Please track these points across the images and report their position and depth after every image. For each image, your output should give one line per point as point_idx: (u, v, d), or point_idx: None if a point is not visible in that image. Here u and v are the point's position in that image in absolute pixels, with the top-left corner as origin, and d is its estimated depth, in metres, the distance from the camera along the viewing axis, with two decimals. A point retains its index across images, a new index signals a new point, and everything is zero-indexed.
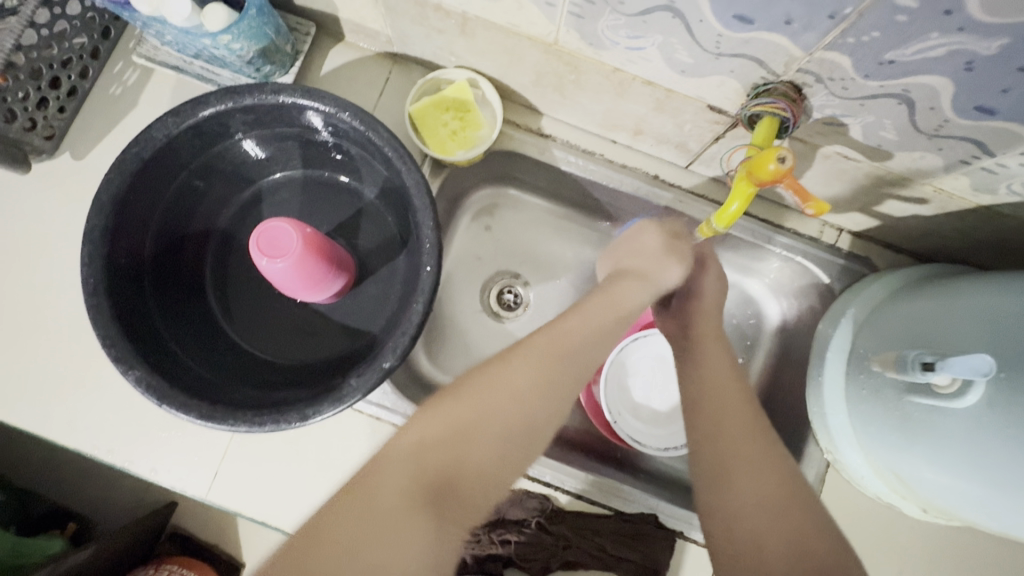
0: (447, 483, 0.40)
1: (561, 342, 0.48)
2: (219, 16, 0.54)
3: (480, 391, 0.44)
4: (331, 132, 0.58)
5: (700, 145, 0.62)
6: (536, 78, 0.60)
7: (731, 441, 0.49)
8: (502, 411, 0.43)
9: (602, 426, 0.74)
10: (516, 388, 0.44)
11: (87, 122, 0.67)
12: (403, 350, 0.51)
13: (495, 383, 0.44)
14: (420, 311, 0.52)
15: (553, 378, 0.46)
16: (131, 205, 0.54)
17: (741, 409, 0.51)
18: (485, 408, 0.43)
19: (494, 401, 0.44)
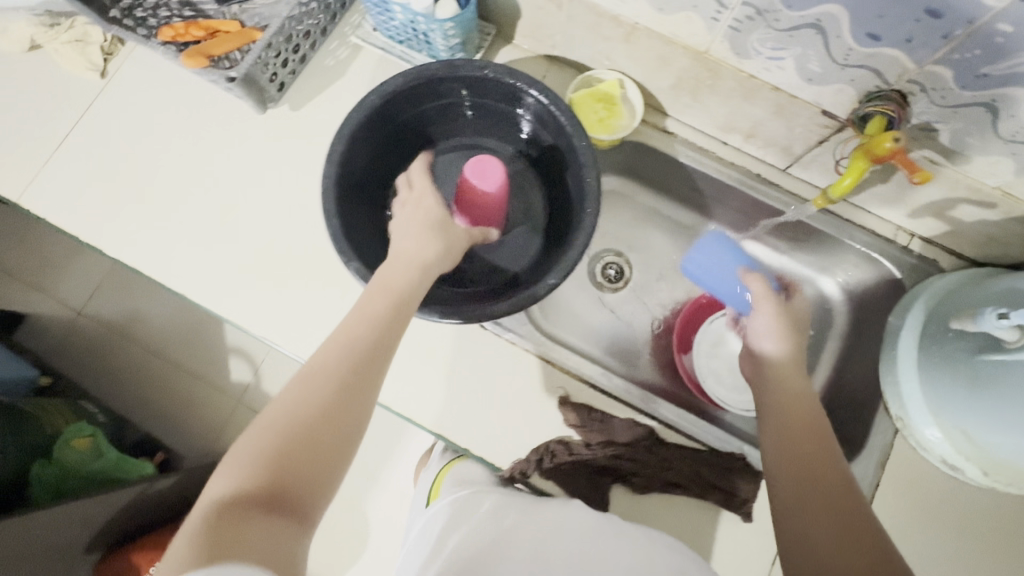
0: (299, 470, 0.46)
1: (348, 340, 0.54)
2: (449, 6, 0.71)
3: (303, 394, 0.50)
4: (515, 103, 0.73)
5: (803, 148, 0.76)
6: (676, 82, 0.76)
7: (800, 451, 0.57)
8: (315, 401, 0.50)
9: (692, 386, 0.86)
10: (315, 398, 0.50)
11: (306, 83, 0.83)
12: (566, 269, 0.64)
13: (328, 381, 0.51)
14: (582, 244, 0.65)
15: (352, 364, 0.53)
16: (358, 138, 0.69)
17: (806, 424, 0.59)
18: (322, 402, 0.50)
19: (333, 389, 0.51)
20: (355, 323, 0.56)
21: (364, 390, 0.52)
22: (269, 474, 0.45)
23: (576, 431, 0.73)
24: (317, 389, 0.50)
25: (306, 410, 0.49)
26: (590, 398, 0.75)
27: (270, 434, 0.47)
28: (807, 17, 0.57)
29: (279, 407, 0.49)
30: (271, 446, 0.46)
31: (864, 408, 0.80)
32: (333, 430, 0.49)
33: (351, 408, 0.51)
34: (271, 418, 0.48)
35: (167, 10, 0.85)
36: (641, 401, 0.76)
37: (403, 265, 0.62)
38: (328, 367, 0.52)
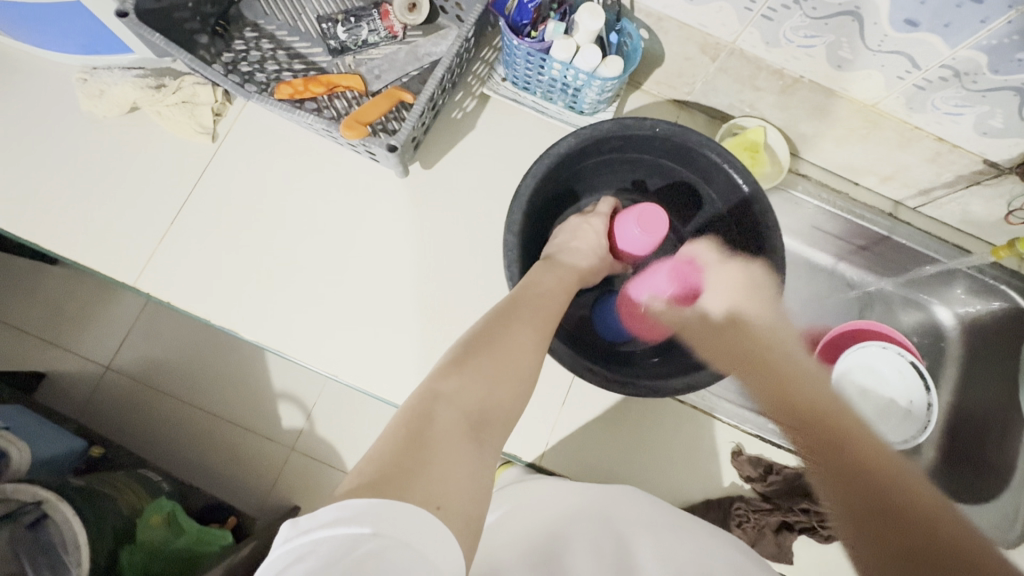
0: (484, 420, 0.47)
1: (534, 301, 0.58)
2: (616, 64, 0.68)
3: (487, 353, 0.51)
4: (678, 159, 0.71)
5: (944, 190, 0.78)
6: (823, 129, 0.76)
7: (828, 451, 0.62)
8: (511, 345, 0.52)
9: None
10: (511, 342, 0.53)
11: (435, 138, 0.79)
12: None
13: (511, 346, 0.52)
14: None
15: (539, 323, 0.56)
16: (531, 203, 0.66)
17: (836, 421, 0.67)
18: (503, 364, 0.51)
19: (516, 359, 0.52)
20: (532, 303, 0.57)
21: (536, 366, 0.53)
22: (463, 417, 0.46)
23: (754, 484, 0.74)
24: (501, 355, 0.51)
25: (485, 365, 0.50)
26: (758, 449, 0.76)
27: (459, 369, 0.49)
28: (1012, 81, 0.58)
29: (468, 360, 0.50)
30: (458, 389, 0.47)
31: (1001, 432, 0.84)
32: (509, 396, 0.50)
33: (525, 385, 0.52)
34: (460, 365, 0.49)
35: (274, 63, 0.79)
36: None
37: (562, 272, 0.65)
38: (510, 336, 0.53)
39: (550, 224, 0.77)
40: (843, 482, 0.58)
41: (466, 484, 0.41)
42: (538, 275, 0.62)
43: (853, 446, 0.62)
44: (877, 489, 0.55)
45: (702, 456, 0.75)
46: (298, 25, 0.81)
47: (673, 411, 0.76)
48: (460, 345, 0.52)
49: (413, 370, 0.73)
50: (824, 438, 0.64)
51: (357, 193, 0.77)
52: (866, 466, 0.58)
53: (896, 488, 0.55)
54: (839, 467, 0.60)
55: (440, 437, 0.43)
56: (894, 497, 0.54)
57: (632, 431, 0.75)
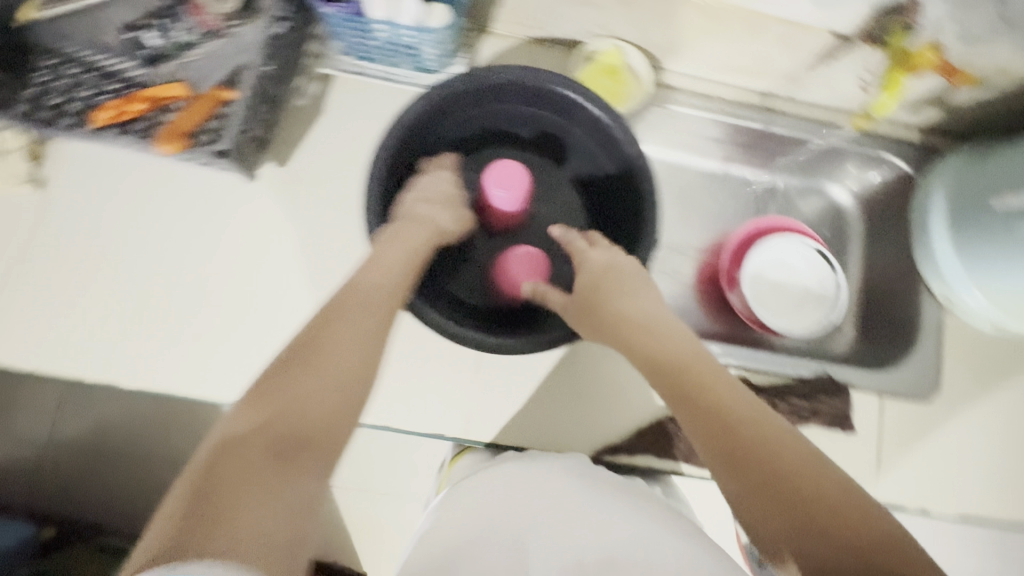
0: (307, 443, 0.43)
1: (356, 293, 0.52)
2: (440, 13, 0.64)
3: (304, 365, 0.46)
4: (535, 102, 0.69)
5: (806, 72, 0.77)
6: (675, 35, 0.74)
7: (744, 465, 0.45)
8: (329, 350, 0.47)
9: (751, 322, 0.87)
10: (329, 346, 0.47)
11: (284, 132, 0.74)
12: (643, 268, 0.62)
13: (329, 350, 0.47)
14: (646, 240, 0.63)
15: (365, 313, 0.51)
16: (390, 177, 0.63)
17: (686, 365, 0.53)
18: (322, 373, 0.46)
19: (334, 360, 0.47)
20: (352, 295, 0.52)
21: (360, 362, 0.48)
22: (274, 445, 0.41)
23: None
24: (318, 365, 0.46)
25: (296, 380, 0.45)
26: None
27: (264, 394, 0.44)
28: None
29: (278, 376, 0.45)
30: (276, 416, 0.43)
31: (906, 294, 0.87)
32: (332, 404, 0.45)
33: (354, 388, 0.47)
34: (264, 389, 0.44)
35: (86, 87, 0.71)
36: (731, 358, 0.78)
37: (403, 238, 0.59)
38: (331, 340, 0.48)
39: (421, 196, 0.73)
40: (771, 505, 0.43)
41: (277, 514, 0.38)
42: (378, 250, 0.57)
43: (746, 462, 0.45)
44: (826, 515, 0.42)
45: (626, 389, 0.76)
46: (102, 39, 0.72)
47: (586, 352, 0.76)
48: (275, 362, 0.47)
49: None
50: (714, 432, 0.47)
51: (213, 206, 0.72)
52: (789, 480, 0.44)
53: (846, 500, 0.43)
54: (766, 474, 0.44)
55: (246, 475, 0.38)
56: (837, 533, 0.41)
57: (549, 380, 0.75)
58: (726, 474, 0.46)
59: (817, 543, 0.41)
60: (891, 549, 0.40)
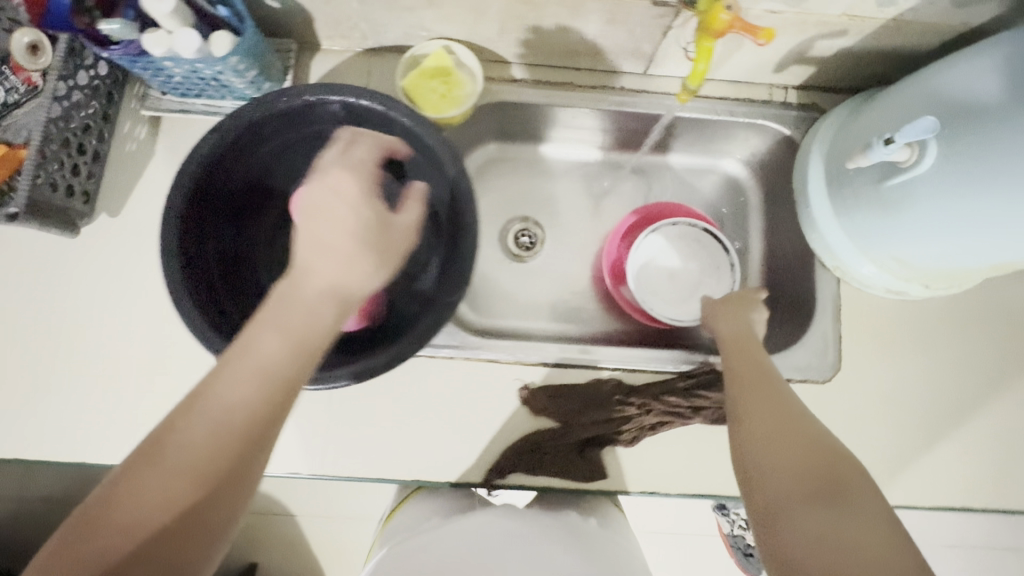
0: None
1: (262, 362, 0.45)
2: (224, 41, 0.61)
3: (138, 490, 0.40)
4: (349, 118, 0.66)
5: (652, 46, 0.72)
6: (501, 27, 0.70)
7: (785, 438, 0.51)
8: (246, 397, 0.44)
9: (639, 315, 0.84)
10: (216, 408, 0.43)
11: (116, 181, 0.73)
12: (464, 281, 0.59)
13: (171, 474, 0.41)
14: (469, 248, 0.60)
15: (245, 418, 0.44)
16: (192, 217, 0.60)
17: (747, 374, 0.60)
18: (150, 499, 0.40)
19: (175, 486, 0.41)
20: (209, 405, 0.43)
21: (226, 480, 0.42)
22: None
23: (547, 414, 0.71)
24: (150, 488, 0.41)
25: (130, 497, 0.40)
26: (547, 377, 0.73)
27: (144, 478, 0.41)
28: None
29: (128, 487, 0.40)
30: (89, 549, 0.39)
31: (800, 268, 0.81)
32: (204, 523, 0.41)
33: (215, 508, 0.42)
34: (130, 485, 0.41)
35: None
36: (604, 359, 0.73)
37: (293, 308, 0.48)
38: (175, 451, 0.42)
39: (251, 231, 0.70)
40: (814, 470, 0.47)
41: None
42: (274, 301, 0.48)
43: (766, 445, 0.51)
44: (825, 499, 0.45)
45: (493, 406, 0.71)
46: None
47: (446, 371, 0.72)
48: (117, 471, 0.42)
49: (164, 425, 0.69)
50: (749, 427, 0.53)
51: (51, 265, 0.71)
52: (812, 464, 0.48)
53: (858, 489, 0.46)
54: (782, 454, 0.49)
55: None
56: (854, 524, 0.44)
57: (408, 405, 0.71)
58: (763, 457, 0.50)
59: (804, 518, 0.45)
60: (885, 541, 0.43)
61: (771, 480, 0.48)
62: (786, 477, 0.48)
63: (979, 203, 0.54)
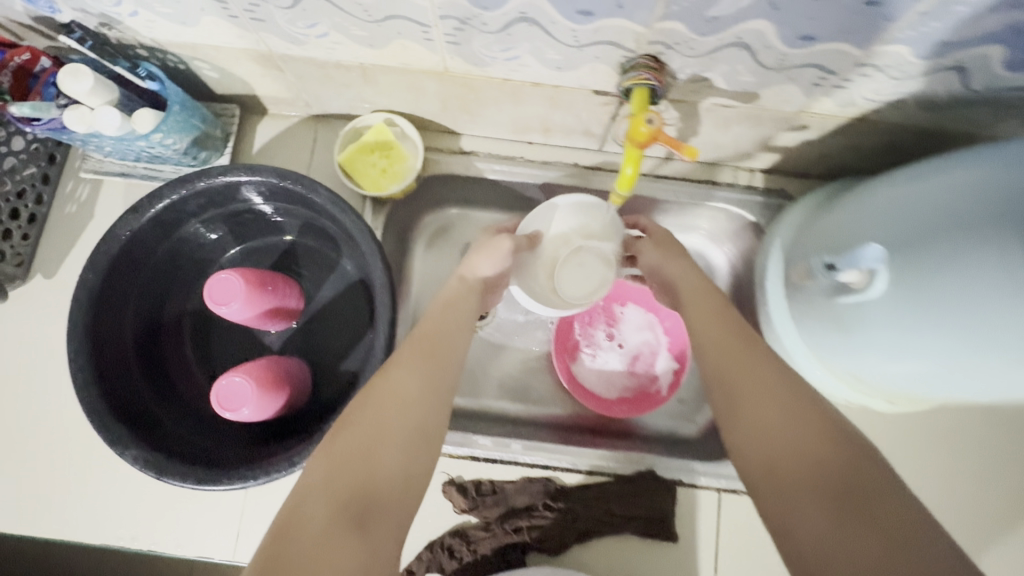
0: (366, 500, 0.40)
1: (437, 332, 0.53)
2: (146, 119, 0.59)
3: (369, 413, 0.45)
4: (275, 198, 0.64)
5: (602, 127, 0.68)
6: (443, 104, 0.67)
7: (788, 404, 0.44)
8: (403, 393, 0.46)
9: (609, 407, 0.75)
10: (395, 390, 0.47)
11: (51, 243, 0.72)
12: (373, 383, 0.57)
13: (380, 416, 0.45)
14: (383, 338, 0.59)
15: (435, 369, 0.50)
16: (107, 297, 0.59)
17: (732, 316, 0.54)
18: (384, 426, 0.44)
19: (396, 431, 0.44)
20: (389, 398, 0.46)
21: (422, 442, 0.45)
22: (346, 496, 0.39)
23: (471, 513, 0.67)
24: (385, 408, 0.45)
25: (353, 443, 0.42)
26: (476, 473, 0.69)
27: (363, 420, 0.44)
28: (511, 13, 0.48)
29: (331, 442, 0.43)
30: (305, 494, 0.39)
31: None
32: (386, 467, 0.42)
33: (396, 447, 0.43)
34: (357, 434, 0.43)
35: None
36: (538, 457, 0.69)
37: (451, 306, 0.58)
38: (368, 411, 0.45)
39: (180, 303, 0.68)
40: (830, 478, 0.38)
41: None
42: (458, 291, 0.60)
43: (744, 396, 0.46)
44: (785, 420, 0.43)
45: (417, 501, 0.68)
46: None
47: None
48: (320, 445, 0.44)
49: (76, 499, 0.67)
50: (717, 372, 0.50)
51: None
52: (771, 392, 0.45)
53: (817, 406, 0.44)
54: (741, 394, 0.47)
55: (308, 545, 0.36)
56: (796, 435, 0.41)
57: None
58: (751, 415, 0.45)
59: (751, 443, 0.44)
60: (823, 440, 0.41)
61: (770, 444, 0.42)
62: (783, 442, 0.42)
63: (928, 341, 0.50)
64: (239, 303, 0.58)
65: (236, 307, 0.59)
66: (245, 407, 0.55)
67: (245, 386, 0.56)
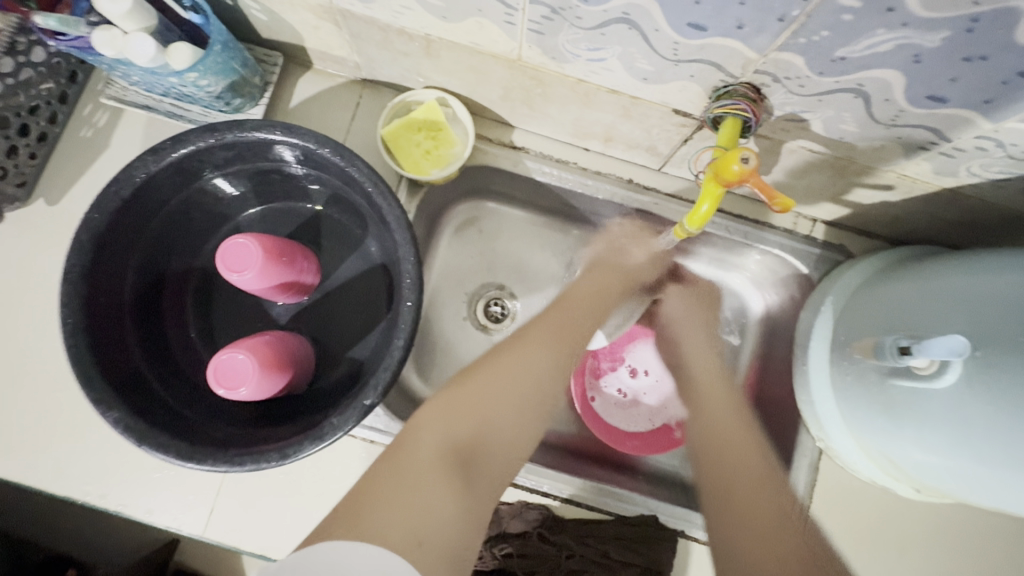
0: (472, 450, 0.44)
1: (571, 326, 0.56)
2: (184, 54, 0.54)
3: (520, 367, 0.50)
4: (311, 164, 0.58)
5: (669, 148, 0.63)
6: (505, 92, 0.62)
7: (732, 460, 0.50)
8: (531, 357, 0.51)
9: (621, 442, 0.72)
10: (525, 358, 0.51)
11: (59, 166, 0.66)
12: (384, 386, 0.51)
13: (523, 382, 0.50)
14: (402, 346, 0.52)
15: (569, 337, 0.55)
16: (110, 239, 0.54)
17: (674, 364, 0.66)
18: (524, 357, 0.51)
19: (505, 411, 0.47)
20: (550, 318, 0.56)
21: (519, 449, 0.48)
22: (454, 441, 0.44)
23: None
24: (535, 369, 0.51)
25: (494, 379, 0.49)
26: None
27: (539, 335, 0.54)
28: (612, 11, 0.43)
29: (458, 394, 0.47)
30: (430, 427, 0.44)
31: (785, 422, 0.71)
32: (507, 404, 0.48)
33: (504, 427, 0.47)
34: (495, 363, 0.50)
35: None
36: (539, 482, 0.65)
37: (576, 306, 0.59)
38: (530, 343, 0.53)
39: (188, 256, 0.64)
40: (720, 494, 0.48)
41: (423, 510, 0.38)
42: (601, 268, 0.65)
43: (708, 434, 0.54)
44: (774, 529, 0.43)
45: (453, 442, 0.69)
46: None
47: (362, 458, 0.64)
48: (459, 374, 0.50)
49: (44, 446, 0.62)
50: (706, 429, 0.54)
51: None
52: (742, 462, 0.50)
53: (777, 499, 0.46)
54: (716, 469, 0.50)
55: (421, 474, 0.41)
56: (775, 537, 0.42)
57: (313, 482, 0.64)
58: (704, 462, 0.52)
59: (716, 513, 0.47)
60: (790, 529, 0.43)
61: (733, 495, 0.47)
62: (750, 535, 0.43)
63: (993, 456, 0.45)
64: (253, 273, 0.53)
65: (246, 275, 0.53)
66: (242, 386, 0.51)
67: (246, 364, 0.51)
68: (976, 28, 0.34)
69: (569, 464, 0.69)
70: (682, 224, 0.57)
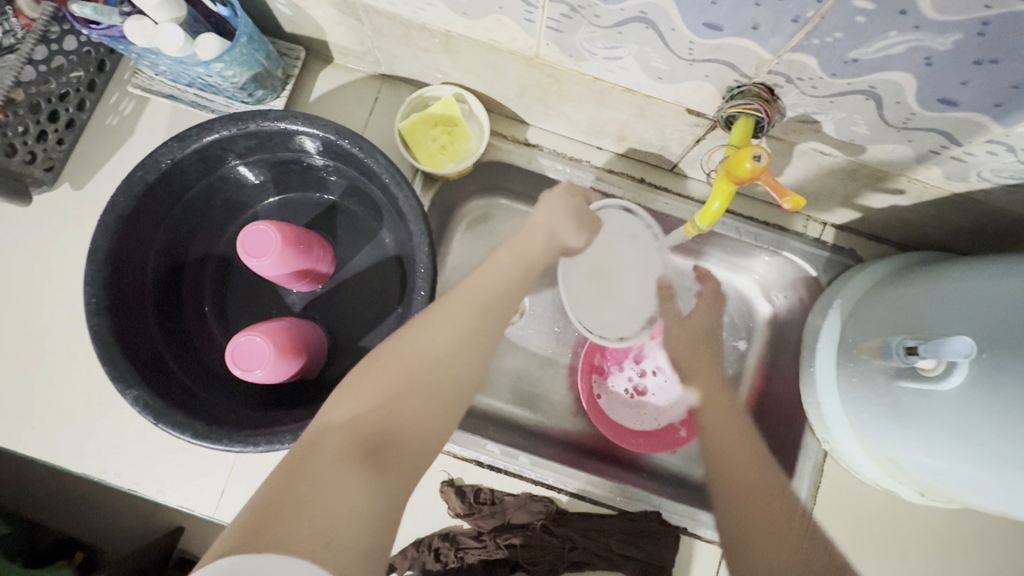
0: (384, 436, 0.41)
1: (472, 296, 0.52)
2: (211, 45, 0.55)
3: (417, 342, 0.47)
4: (331, 154, 0.60)
5: (682, 148, 0.64)
6: (521, 90, 0.63)
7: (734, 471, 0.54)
8: (439, 339, 0.48)
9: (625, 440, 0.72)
10: (433, 331, 0.48)
11: (87, 152, 0.68)
12: None
13: (427, 349, 0.47)
14: None
15: (475, 326, 0.50)
16: (134, 222, 0.56)
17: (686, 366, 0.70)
18: (428, 339, 0.47)
19: (409, 416, 0.43)
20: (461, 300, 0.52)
21: (432, 412, 0.45)
22: (366, 426, 0.41)
23: (465, 520, 0.65)
24: (432, 342, 0.47)
25: (397, 403, 0.43)
26: (477, 478, 0.66)
27: (454, 317, 0.50)
28: (629, 10, 0.44)
29: (377, 362, 0.46)
30: (337, 421, 0.41)
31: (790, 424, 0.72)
32: (422, 411, 0.44)
33: (411, 406, 0.44)
34: (389, 360, 0.45)
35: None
36: (544, 475, 0.66)
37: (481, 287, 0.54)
38: (427, 333, 0.48)
39: (207, 242, 0.65)
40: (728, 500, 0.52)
41: (334, 511, 0.35)
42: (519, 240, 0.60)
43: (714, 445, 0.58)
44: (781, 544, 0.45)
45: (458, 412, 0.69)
46: None
47: None
48: (356, 372, 0.46)
49: (63, 424, 0.64)
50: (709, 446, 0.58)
51: None
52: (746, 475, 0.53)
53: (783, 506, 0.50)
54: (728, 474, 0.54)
55: (326, 468, 0.37)
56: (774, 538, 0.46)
57: None
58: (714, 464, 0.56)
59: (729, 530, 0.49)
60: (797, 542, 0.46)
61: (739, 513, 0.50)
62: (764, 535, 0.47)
63: (999, 458, 0.45)
64: (270, 259, 0.55)
65: (263, 261, 0.55)
66: (259, 368, 0.52)
67: (263, 347, 0.52)
68: (988, 31, 0.35)
69: (574, 458, 0.70)
70: (694, 222, 0.58)
